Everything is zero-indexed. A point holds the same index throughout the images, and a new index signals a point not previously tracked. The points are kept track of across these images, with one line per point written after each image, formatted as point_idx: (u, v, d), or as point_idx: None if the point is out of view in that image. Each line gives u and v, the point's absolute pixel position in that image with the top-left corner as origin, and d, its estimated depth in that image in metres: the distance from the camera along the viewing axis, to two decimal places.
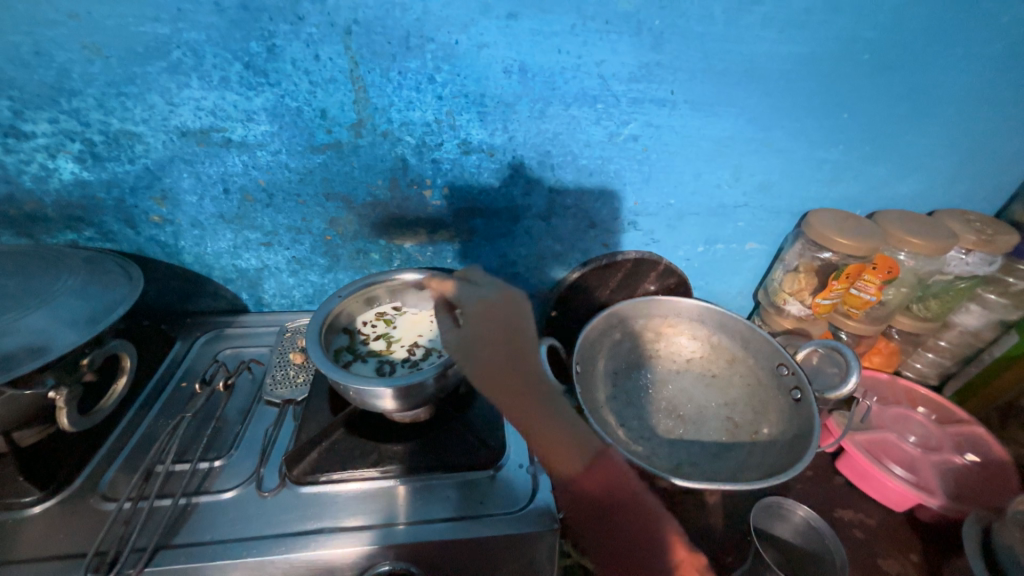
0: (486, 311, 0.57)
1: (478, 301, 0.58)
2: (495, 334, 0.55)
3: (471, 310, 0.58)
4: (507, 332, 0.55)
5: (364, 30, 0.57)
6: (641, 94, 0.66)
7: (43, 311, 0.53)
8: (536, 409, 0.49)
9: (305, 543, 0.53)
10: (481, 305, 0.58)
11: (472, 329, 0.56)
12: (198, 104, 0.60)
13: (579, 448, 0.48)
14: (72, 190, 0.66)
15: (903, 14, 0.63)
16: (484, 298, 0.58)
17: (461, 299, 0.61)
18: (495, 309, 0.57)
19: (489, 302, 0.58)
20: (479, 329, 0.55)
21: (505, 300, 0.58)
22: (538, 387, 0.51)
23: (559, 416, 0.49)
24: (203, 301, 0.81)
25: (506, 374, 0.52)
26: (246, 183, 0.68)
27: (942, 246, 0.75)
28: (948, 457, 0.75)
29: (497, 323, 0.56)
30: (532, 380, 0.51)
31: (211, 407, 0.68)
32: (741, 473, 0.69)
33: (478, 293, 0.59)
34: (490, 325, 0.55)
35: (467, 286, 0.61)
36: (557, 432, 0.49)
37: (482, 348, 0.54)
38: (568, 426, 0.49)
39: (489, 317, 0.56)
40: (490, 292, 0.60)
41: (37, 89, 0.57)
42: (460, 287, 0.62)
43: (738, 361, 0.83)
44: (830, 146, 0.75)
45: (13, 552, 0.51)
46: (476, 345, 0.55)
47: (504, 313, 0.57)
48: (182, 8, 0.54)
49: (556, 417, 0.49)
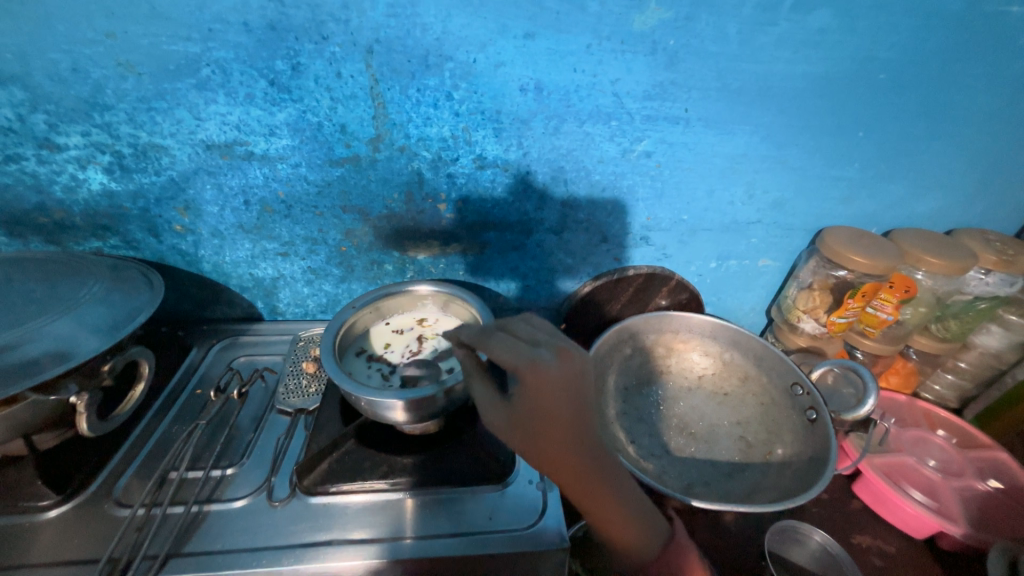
0: (543, 386, 0.46)
1: (538, 376, 0.46)
2: (564, 416, 0.46)
3: (526, 385, 0.46)
4: (575, 414, 0.47)
5: (385, 49, 0.58)
6: (655, 112, 0.67)
7: (68, 317, 0.54)
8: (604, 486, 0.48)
9: (313, 555, 0.53)
10: (544, 382, 0.46)
11: (528, 408, 0.47)
12: (223, 119, 0.62)
13: (640, 522, 0.50)
14: (100, 200, 0.68)
15: (918, 36, 0.64)
16: (544, 372, 0.46)
17: (508, 359, 0.47)
18: (562, 386, 0.46)
19: (552, 377, 0.46)
20: (540, 410, 0.46)
21: (569, 370, 0.47)
22: (606, 467, 0.48)
23: (624, 493, 0.49)
24: (219, 309, 0.83)
25: (577, 459, 0.47)
26: (266, 194, 0.70)
27: (961, 266, 0.74)
28: (970, 483, 0.73)
29: (567, 404, 0.46)
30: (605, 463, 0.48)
31: (224, 415, 0.69)
32: (754, 495, 0.68)
33: (532, 358, 0.46)
34: (553, 405, 0.46)
35: (514, 345, 0.48)
36: (623, 510, 0.49)
37: (545, 431, 0.46)
38: (630, 500, 0.49)
39: (553, 400, 0.46)
40: (550, 359, 0.47)
41: (72, 104, 0.60)
42: (504, 343, 0.48)
43: (751, 379, 0.82)
44: (845, 164, 0.75)
45: (27, 556, 0.51)
46: (535, 426, 0.47)
47: (570, 391, 0.46)
48: (213, 28, 0.56)
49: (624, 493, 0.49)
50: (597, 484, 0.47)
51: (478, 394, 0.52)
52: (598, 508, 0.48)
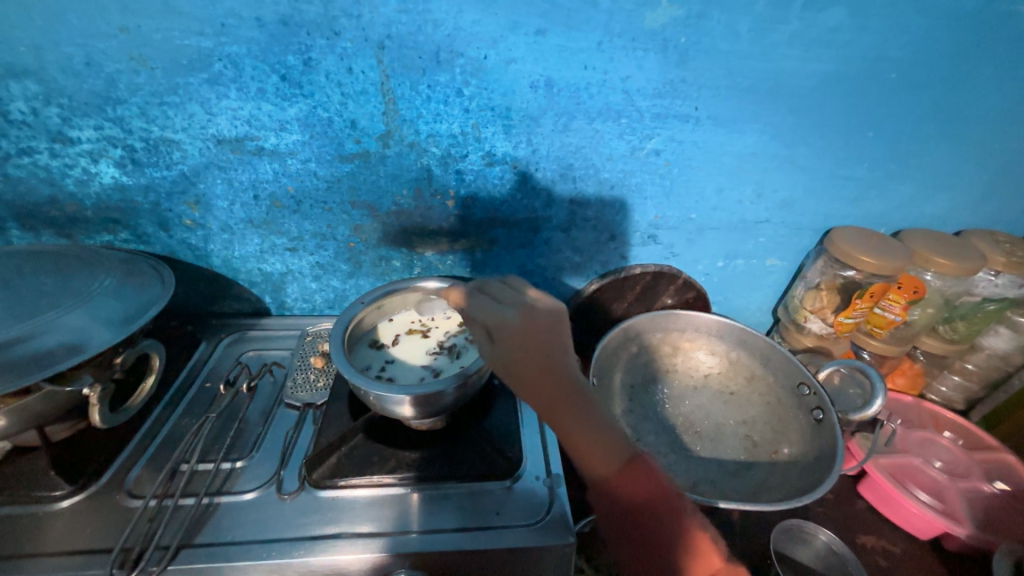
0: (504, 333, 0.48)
1: (501, 328, 0.48)
2: (529, 359, 0.47)
3: (496, 337, 0.49)
4: (536, 357, 0.47)
5: (396, 45, 0.59)
6: (665, 110, 0.67)
7: (82, 309, 0.55)
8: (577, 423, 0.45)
9: (321, 547, 0.53)
10: (504, 331, 0.48)
11: (499, 356, 0.49)
12: (234, 114, 0.62)
13: (622, 464, 0.44)
14: (111, 194, 0.68)
15: (932, 35, 0.63)
16: (505, 324, 0.48)
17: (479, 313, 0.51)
18: (522, 335, 0.47)
19: (510, 326, 0.48)
20: (506, 355, 0.48)
21: (527, 318, 0.48)
22: (581, 407, 0.46)
23: (601, 435, 0.45)
24: (227, 303, 0.83)
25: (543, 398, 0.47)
26: (276, 189, 0.70)
27: (971, 267, 0.74)
28: (976, 485, 0.73)
29: (526, 345, 0.47)
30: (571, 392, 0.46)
31: (234, 408, 0.69)
32: (760, 494, 0.68)
33: (497, 314, 0.49)
34: (514, 352, 0.47)
35: (488, 301, 0.51)
36: (604, 451, 0.44)
37: (515, 372, 0.48)
38: (610, 442, 0.45)
39: (513, 344, 0.47)
40: (511, 311, 0.49)
41: (85, 98, 0.60)
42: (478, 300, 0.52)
43: (758, 379, 0.82)
44: (855, 164, 0.75)
45: (41, 545, 0.52)
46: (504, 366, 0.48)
47: (531, 336, 0.47)
48: (226, 22, 0.56)
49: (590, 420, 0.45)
50: (571, 424, 0.45)
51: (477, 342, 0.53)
52: (577, 445, 0.45)
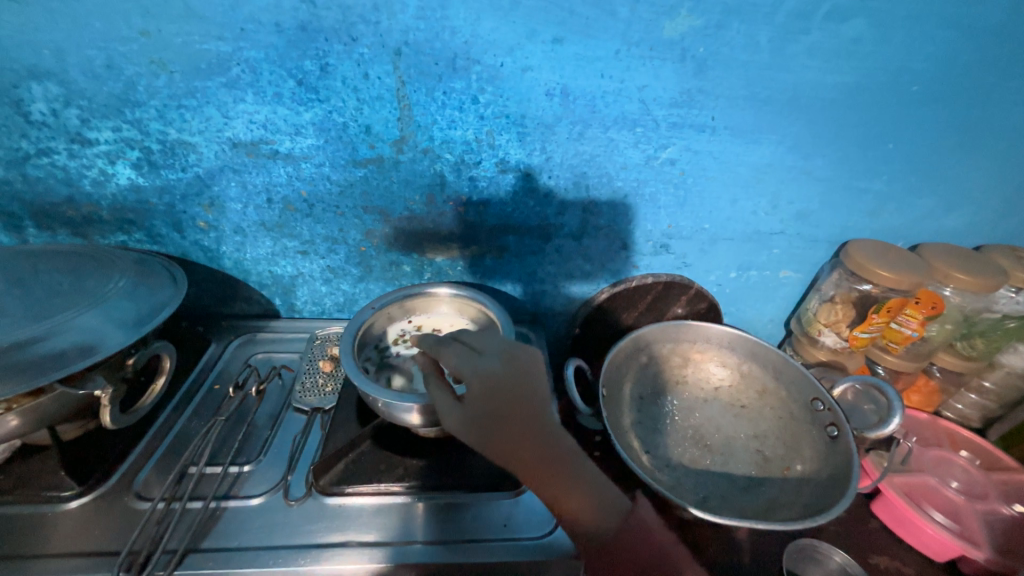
0: (486, 387, 0.50)
1: (480, 377, 0.50)
2: (513, 408, 0.49)
3: (474, 389, 0.50)
4: (519, 405, 0.50)
5: (413, 51, 0.59)
6: (681, 119, 0.66)
7: (96, 310, 0.55)
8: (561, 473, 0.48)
9: (327, 556, 0.53)
10: (483, 380, 0.50)
11: (478, 410, 0.49)
12: (251, 117, 0.63)
13: (608, 510, 0.49)
14: (127, 195, 0.69)
15: (955, 47, 0.62)
16: (488, 372, 0.50)
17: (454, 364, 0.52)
18: (502, 383, 0.50)
19: (488, 379, 0.50)
20: (488, 409, 0.49)
21: (507, 372, 0.51)
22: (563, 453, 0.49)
23: (586, 481, 0.49)
24: (238, 305, 0.83)
25: (526, 451, 0.49)
26: (289, 193, 0.70)
27: (992, 284, 0.72)
28: (994, 507, 0.71)
29: (506, 393, 0.50)
30: (558, 452, 0.49)
31: (242, 411, 0.69)
32: (772, 511, 0.67)
33: (478, 364, 0.51)
34: (497, 403, 0.49)
35: (462, 348, 0.53)
36: (591, 497, 0.49)
37: (497, 426, 0.49)
38: (593, 487, 0.49)
39: (496, 395, 0.49)
40: (488, 359, 0.52)
41: (105, 100, 0.61)
42: (452, 349, 0.53)
43: (769, 393, 0.81)
44: (874, 176, 0.73)
45: (49, 545, 0.52)
46: (485, 423, 0.49)
47: (514, 384, 0.50)
48: (245, 28, 0.56)
49: (581, 480, 0.49)
50: (554, 473, 0.48)
51: (435, 400, 0.51)
52: (563, 496, 0.48)
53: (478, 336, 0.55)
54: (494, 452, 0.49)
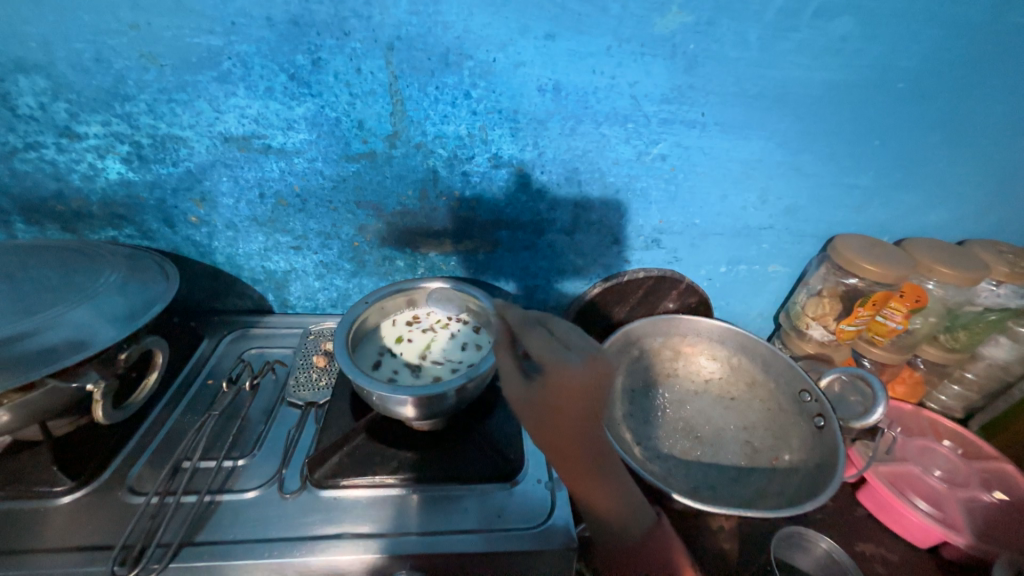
0: (564, 383, 0.51)
1: (561, 372, 0.51)
2: (578, 410, 0.51)
3: (551, 379, 0.51)
4: (585, 409, 0.51)
5: (405, 46, 0.59)
6: (672, 115, 0.67)
7: (87, 305, 0.55)
8: (605, 477, 0.51)
9: (322, 547, 0.53)
10: (563, 374, 0.51)
11: (544, 398, 0.51)
12: (243, 112, 0.63)
13: (637, 520, 0.52)
14: (117, 190, 0.69)
15: (939, 46, 0.64)
16: (568, 370, 0.51)
17: (539, 353, 0.53)
18: (580, 386, 0.51)
19: (569, 376, 0.51)
20: (553, 403, 0.51)
21: (588, 376, 0.51)
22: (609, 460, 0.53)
23: (623, 491, 0.52)
24: (230, 300, 0.83)
25: (580, 450, 0.51)
26: (281, 188, 0.70)
27: (974, 277, 0.74)
28: (975, 494, 0.74)
29: (579, 397, 0.51)
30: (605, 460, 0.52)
31: (236, 406, 0.69)
32: (761, 500, 0.68)
33: (561, 358, 0.52)
34: (568, 398, 0.51)
35: (549, 342, 0.54)
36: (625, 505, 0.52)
37: (556, 420, 0.51)
38: (627, 497, 0.52)
39: (568, 393, 0.51)
40: (573, 359, 0.52)
41: (94, 94, 0.60)
42: (538, 338, 0.54)
43: (758, 385, 0.82)
44: (860, 172, 0.75)
45: (41, 540, 0.52)
46: (548, 413, 0.51)
47: (590, 388, 0.51)
48: (236, 21, 0.56)
49: (617, 489, 0.52)
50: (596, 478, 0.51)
51: (501, 364, 0.55)
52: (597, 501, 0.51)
53: (566, 332, 0.56)
54: (546, 439, 0.52)
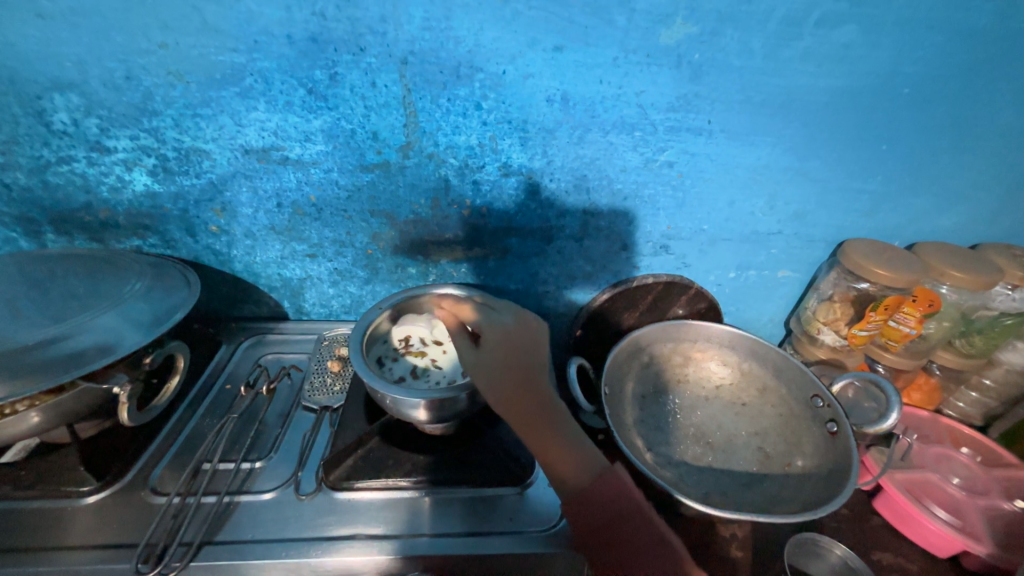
0: (505, 338, 0.56)
1: (494, 330, 0.56)
2: (520, 362, 0.55)
3: (488, 338, 0.56)
4: (522, 359, 0.56)
5: (419, 60, 0.61)
6: (679, 123, 0.68)
7: (114, 311, 0.57)
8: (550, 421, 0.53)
9: (337, 548, 0.54)
10: (498, 331, 0.57)
11: (489, 357, 0.55)
12: (263, 125, 0.65)
13: (586, 466, 0.52)
14: (142, 201, 0.71)
15: (945, 51, 0.64)
16: (503, 327, 0.57)
17: (476, 322, 0.58)
18: (515, 337, 0.57)
19: (505, 332, 0.56)
20: (499, 357, 0.55)
21: (524, 328, 0.57)
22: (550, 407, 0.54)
23: (569, 438, 0.53)
24: (248, 307, 0.85)
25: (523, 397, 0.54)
26: (298, 198, 0.72)
27: (988, 281, 0.73)
28: (996, 503, 0.72)
29: (517, 349, 0.56)
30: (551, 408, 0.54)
31: (254, 410, 0.71)
32: (773, 506, 0.68)
33: (494, 320, 0.58)
34: (508, 351, 0.55)
35: (484, 309, 0.59)
36: (572, 451, 0.53)
37: (504, 376, 0.54)
38: (573, 443, 0.53)
39: (507, 347, 0.55)
40: (508, 317, 0.58)
41: (123, 110, 0.63)
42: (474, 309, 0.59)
43: (770, 391, 0.82)
44: (868, 177, 0.75)
45: (68, 539, 0.54)
46: (496, 371, 0.54)
47: (523, 341, 0.57)
48: (259, 40, 0.59)
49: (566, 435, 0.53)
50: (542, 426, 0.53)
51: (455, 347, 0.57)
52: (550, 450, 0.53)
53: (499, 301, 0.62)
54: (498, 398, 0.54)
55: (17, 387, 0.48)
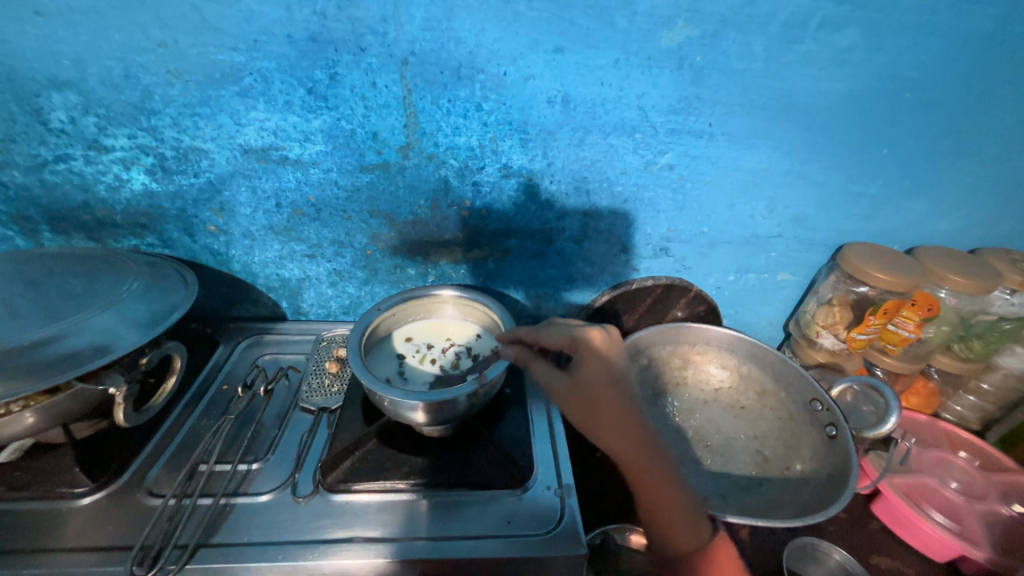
0: (598, 356, 0.60)
1: (588, 356, 0.60)
2: (611, 388, 0.59)
3: (581, 358, 0.60)
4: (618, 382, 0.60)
5: (419, 61, 0.61)
6: (679, 126, 0.68)
7: (111, 311, 0.57)
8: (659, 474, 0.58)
9: (332, 551, 0.54)
10: (591, 352, 0.60)
11: (584, 376, 0.59)
12: (262, 125, 0.65)
13: (696, 530, 0.58)
14: (140, 200, 0.71)
15: (944, 56, 0.64)
16: (596, 346, 0.60)
17: (565, 343, 0.60)
18: (607, 361, 0.60)
19: (598, 352, 0.60)
20: (594, 380, 0.59)
21: (615, 349, 0.62)
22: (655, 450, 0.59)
23: (675, 486, 0.59)
24: (246, 307, 0.85)
25: (632, 434, 0.58)
26: (297, 198, 0.72)
27: (986, 286, 0.73)
28: (994, 508, 0.72)
29: (608, 371, 0.60)
30: (652, 448, 0.59)
31: (250, 411, 0.71)
32: (773, 510, 0.68)
33: (586, 340, 0.61)
34: (601, 372, 0.60)
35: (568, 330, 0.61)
36: (682, 505, 0.58)
37: (595, 399, 0.59)
38: (677, 488, 0.58)
39: (601, 372, 0.60)
40: (600, 335, 0.61)
41: (121, 108, 0.63)
42: (556, 332, 0.61)
43: (769, 394, 0.81)
44: (868, 181, 0.75)
45: (62, 540, 0.53)
46: (591, 397, 0.59)
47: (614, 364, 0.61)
48: (258, 39, 0.59)
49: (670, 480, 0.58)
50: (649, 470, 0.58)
51: (541, 374, 0.60)
52: (657, 497, 0.58)
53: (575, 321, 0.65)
54: (595, 426, 0.59)
55: (10, 387, 0.47)
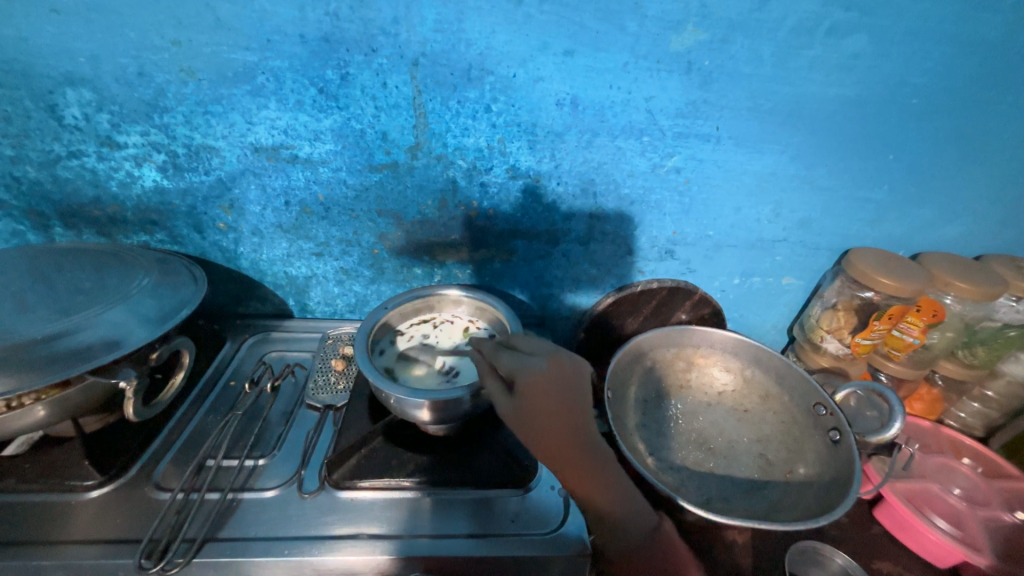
0: (541, 378, 0.54)
1: (531, 376, 0.54)
2: (555, 410, 0.53)
3: (525, 379, 0.54)
4: (569, 400, 0.54)
5: (429, 62, 0.61)
6: (686, 129, 0.68)
7: (121, 306, 0.57)
8: (608, 493, 0.52)
9: (337, 547, 0.54)
10: (534, 372, 0.54)
11: (531, 398, 0.53)
12: (272, 124, 0.65)
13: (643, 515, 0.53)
14: (151, 196, 0.72)
15: (952, 63, 0.64)
16: (538, 365, 0.55)
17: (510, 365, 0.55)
18: (551, 377, 0.54)
19: (541, 369, 0.54)
20: (540, 400, 0.53)
21: (558, 368, 0.56)
22: (603, 460, 0.54)
23: (624, 495, 0.53)
24: (253, 304, 0.86)
25: (583, 450, 0.53)
26: (306, 197, 0.72)
27: (992, 292, 0.73)
28: (996, 514, 0.72)
29: (554, 390, 0.54)
30: (599, 463, 0.53)
31: (257, 408, 0.71)
32: (775, 514, 0.68)
33: (529, 360, 0.55)
34: (548, 392, 0.53)
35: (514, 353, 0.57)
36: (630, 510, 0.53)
37: (543, 422, 0.53)
38: (627, 493, 0.53)
39: (545, 391, 0.53)
40: (541, 358, 0.56)
41: (135, 106, 0.64)
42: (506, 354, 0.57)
43: (772, 398, 0.82)
44: (875, 186, 0.75)
45: (69, 534, 0.54)
46: (536, 415, 0.53)
47: (561, 382, 0.55)
48: (271, 39, 0.59)
49: (614, 486, 0.53)
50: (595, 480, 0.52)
51: (490, 392, 0.56)
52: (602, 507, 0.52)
53: (526, 342, 0.60)
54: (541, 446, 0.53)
55: (26, 379, 0.48)
